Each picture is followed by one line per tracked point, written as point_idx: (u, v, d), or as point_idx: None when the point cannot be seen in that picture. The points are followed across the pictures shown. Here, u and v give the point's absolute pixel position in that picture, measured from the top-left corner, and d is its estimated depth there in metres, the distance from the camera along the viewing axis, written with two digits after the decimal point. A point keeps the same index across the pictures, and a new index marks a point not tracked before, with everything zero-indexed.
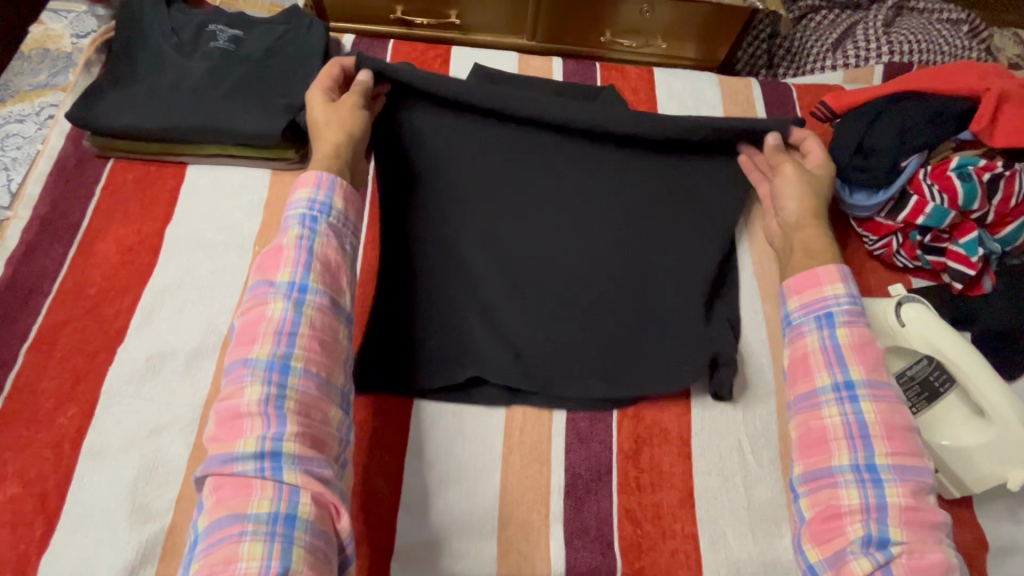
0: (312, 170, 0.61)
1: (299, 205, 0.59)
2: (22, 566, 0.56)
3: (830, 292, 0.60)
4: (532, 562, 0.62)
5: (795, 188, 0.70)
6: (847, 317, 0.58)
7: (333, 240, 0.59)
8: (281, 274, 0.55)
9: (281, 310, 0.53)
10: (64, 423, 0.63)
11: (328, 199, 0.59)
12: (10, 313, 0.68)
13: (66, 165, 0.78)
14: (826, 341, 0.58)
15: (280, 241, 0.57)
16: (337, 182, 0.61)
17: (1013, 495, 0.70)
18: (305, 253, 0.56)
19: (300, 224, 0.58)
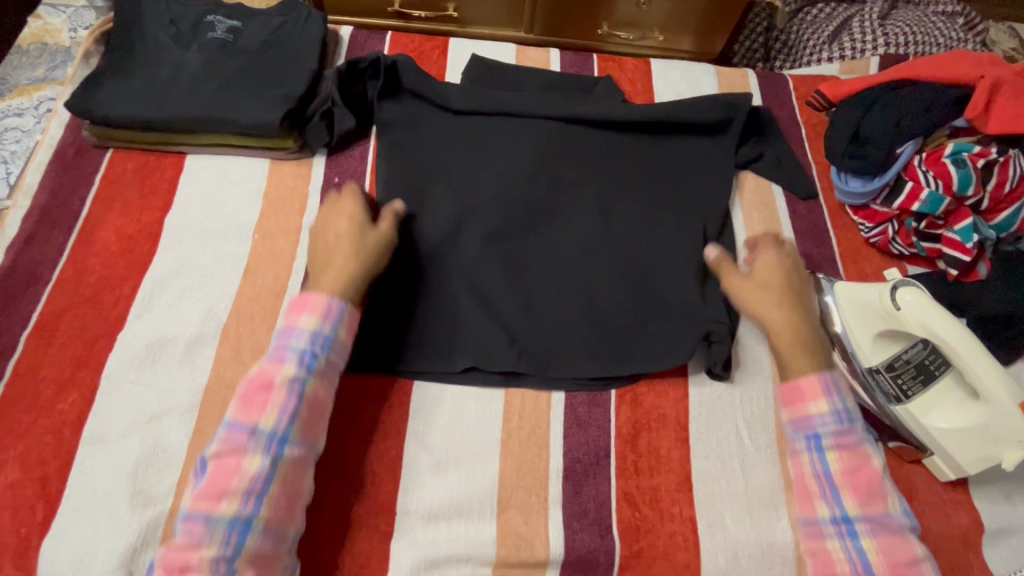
0: (319, 296, 0.62)
1: (300, 337, 0.60)
2: (24, 549, 0.57)
3: (820, 407, 0.62)
4: (531, 545, 0.62)
5: (759, 302, 0.69)
6: (837, 439, 0.61)
7: (326, 380, 0.61)
8: (264, 418, 0.56)
9: (257, 465, 0.54)
10: (64, 409, 0.63)
11: (330, 334, 0.61)
12: (11, 300, 0.68)
13: (65, 154, 0.78)
14: (818, 467, 0.61)
15: (271, 377, 0.58)
16: (346, 314, 0.63)
17: (1008, 477, 0.70)
18: (294, 397, 0.58)
19: (293, 360, 0.59)
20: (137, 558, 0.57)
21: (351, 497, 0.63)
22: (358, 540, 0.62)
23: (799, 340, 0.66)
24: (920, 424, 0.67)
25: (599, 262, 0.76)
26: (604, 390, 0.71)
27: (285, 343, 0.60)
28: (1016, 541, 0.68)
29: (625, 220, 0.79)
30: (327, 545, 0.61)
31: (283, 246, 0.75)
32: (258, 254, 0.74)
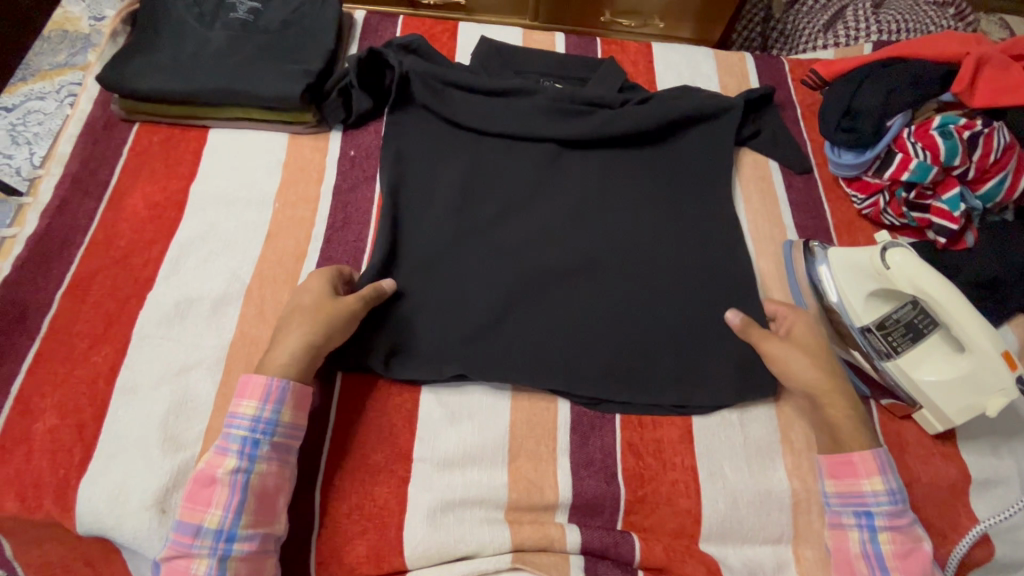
0: (259, 378, 0.62)
1: (242, 421, 0.60)
2: (63, 487, 0.60)
3: (879, 487, 0.63)
4: (541, 490, 0.66)
5: (800, 367, 0.67)
6: (891, 522, 0.63)
7: (275, 462, 0.60)
8: (208, 517, 0.57)
9: (204, 567, 0.56)
10: (97, 362, 0.66)
11: (274, 419, 0.61)
12: (46, 261, 0.72)
13: (95, 128, 0.82)
14: (868, 546, 0.63)
15: (214, 473, 0.58)
16: (289, 391, 0.62)
17: (995, 432, 0.73)
18: (235, 494, 0.58)
19: (233, 453, 0.59)
20: (169, 498, 0.61)
21: (372, 445, 0.67)
22: (378, 485, 0.65)
23: (842, 411, 0.66)
24: (910, 378, 0.70)
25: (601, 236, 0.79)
26: None
27: (229, 432, 0.60)
28: (1003, 491, 0.71)
29: (627, 191, 0.82)
30: (349, 488, 0.65)
31: (303, 214, 0.79)
32: (279, 221, 0.78)
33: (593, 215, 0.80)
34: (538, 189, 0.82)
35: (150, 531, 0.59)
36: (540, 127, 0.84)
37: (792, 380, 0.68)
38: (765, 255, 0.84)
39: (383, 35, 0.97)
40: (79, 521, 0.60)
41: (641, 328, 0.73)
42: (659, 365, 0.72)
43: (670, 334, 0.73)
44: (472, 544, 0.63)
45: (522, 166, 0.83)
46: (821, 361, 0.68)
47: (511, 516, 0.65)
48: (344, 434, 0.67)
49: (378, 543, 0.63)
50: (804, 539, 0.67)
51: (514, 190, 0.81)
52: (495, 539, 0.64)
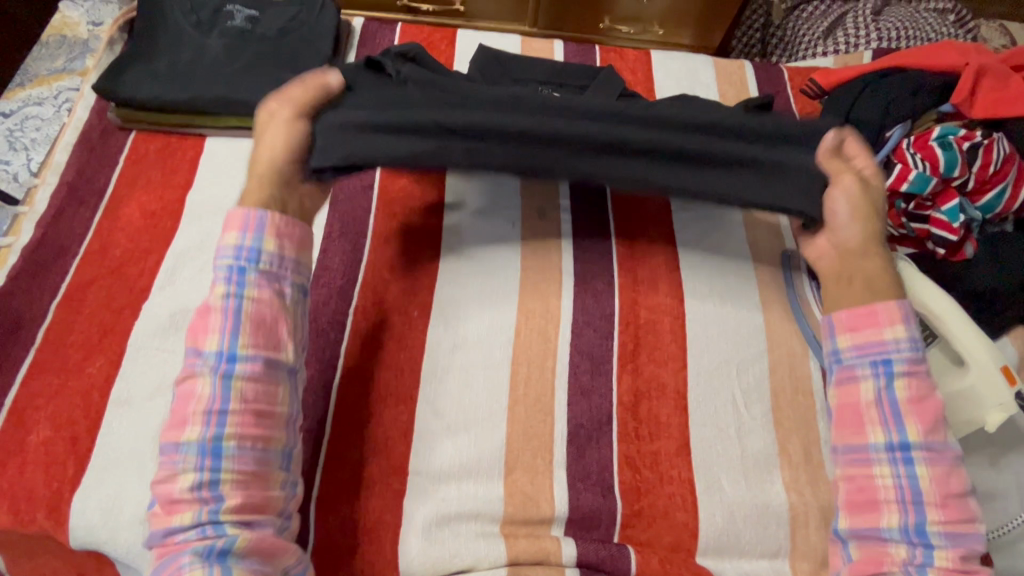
0: (239, 210, 0.61)
1: (228, 252, 0.61)
2: (56, 501, 0.60)
3: (892, 333, 0.63)
4: (537, 502, 0.66)
5: (854, 218, 0.68)
6: (907, 368, 0.62)
7: (266, 288, 0.60)
8: (210, 342, 0.58)
9: (209, 387, 0.57)
10: (92, 372, 0.66)
11: (261, 243, 0.60)
12: (41, 271, 0.72)
13: (92, 136, 0.82)
14: (883, 390, 0.62)
15: (209, 304, 0.59)
16: (270, 218, 0.61)
17: (994, 445, 0.73)
18: (231, 332, 0.58)
19: (223, 303, 0.59)
20: None
21: (367, 458, 0.67)
22: (373, 498, 0.65)
23: (880, 266, 0.67)
24: None
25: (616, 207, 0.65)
26: (607, 362, 0.73)
27: (222, 253, 0.61)
28: (1003, 505, 0.70)
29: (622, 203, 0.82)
30: (344, 502, 0.64)
31: None
32: None
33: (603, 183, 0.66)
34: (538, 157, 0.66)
35: (143, 545, 0.59)
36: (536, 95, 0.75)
37: (844, 223, 0.68)
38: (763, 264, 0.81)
39: (381, 43, 0.96)
40: (73, 534, 0.59)
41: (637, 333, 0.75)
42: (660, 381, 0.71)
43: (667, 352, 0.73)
44: (467, 558, 0.63)
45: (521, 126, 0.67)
46: (872, 215, 0.68)
47: (507, 529, 0.65)
48: (340, 448, 0.67)
49: (373, 557, 0.63)
50: (801, 553, 0.67)
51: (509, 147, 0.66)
52: (490, 553, 0.63)
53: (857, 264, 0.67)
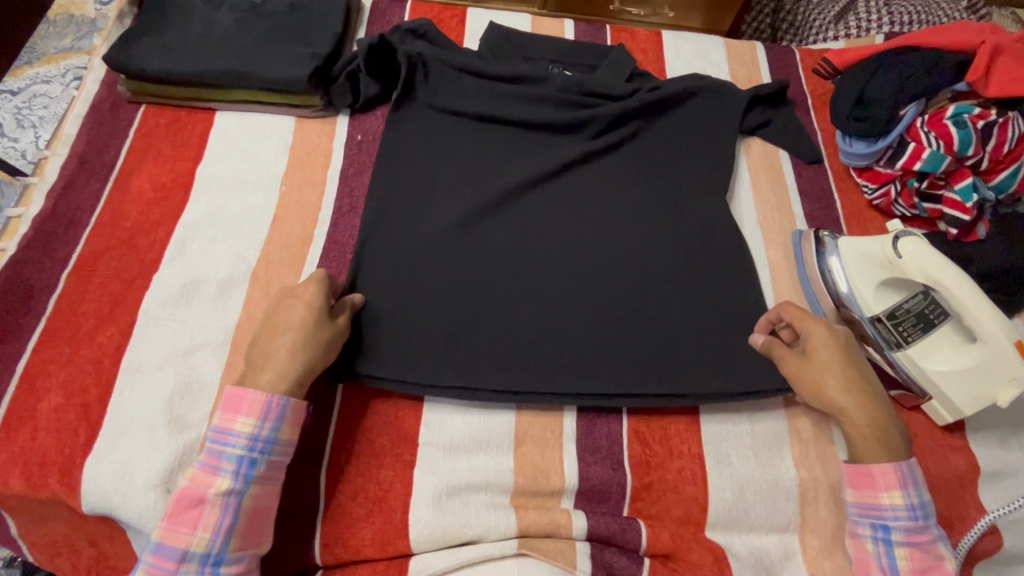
0: (255, 397, 0.58)
1: (237, 438, 0.57)
2: (68, 467, 0.60)
3: (892, 502, 0.61)
4: (547, 475, 0.65)
5: (844, 393, 0.64)
6: (908, 536, 0.61)
7: (268, 484, 0.58)
8: (196, 540, 0.55)
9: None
10: (103, 342, 0.66)
11: (269, 447, 0.58)
12: (52, 242, 0.71)
13: (101, 108, 0.82)
14: (884, 559, 0.62)
15: (203, 493, 0.56)
16: (286, 414, 0.59)
17: (1004, 424, 0.73)
18: (224, 520, 0.56)
19: (219, 495, 0.56)
20: (175, 477, 0.60)
21: (377, 428, 0.67)
22: (384, 469, 0.65)
23: (872, 396, 0.64)
24: (920, 369, 0.70)
25: (598, 243, 0.78)
26: None
27: (222, 443, 0.57)
28: (1010, 483, 0.70)
29: (629, 182, 0.83)
30: (356, 471, 0.65)
31: (310, 197, 0.78)
32: (286, 204, 0.77)
33: (584, 222, 0.79)
34: (536, 202, 0.80)
35: (154, 511, 0.59)
36: (546, 145, 0.86)
37: (834, 400, 0.64)
38: (773, 245, 0.83)
39: (391, 20, 0.96)
40: (84, 499, 0.59)
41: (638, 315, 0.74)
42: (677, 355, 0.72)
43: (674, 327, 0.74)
44: (477, 528, 0.63)
45: (521, 172, 0.81)
46: (857, 379, 0.64)
47: (517, 501, 0.65)
48: (349, 417, 0.67)
49: (384, 526, 0.62)
50: (811, 528, 0.67)
51: (514, 269, 0.75)
52: (500, 524, 0.63)
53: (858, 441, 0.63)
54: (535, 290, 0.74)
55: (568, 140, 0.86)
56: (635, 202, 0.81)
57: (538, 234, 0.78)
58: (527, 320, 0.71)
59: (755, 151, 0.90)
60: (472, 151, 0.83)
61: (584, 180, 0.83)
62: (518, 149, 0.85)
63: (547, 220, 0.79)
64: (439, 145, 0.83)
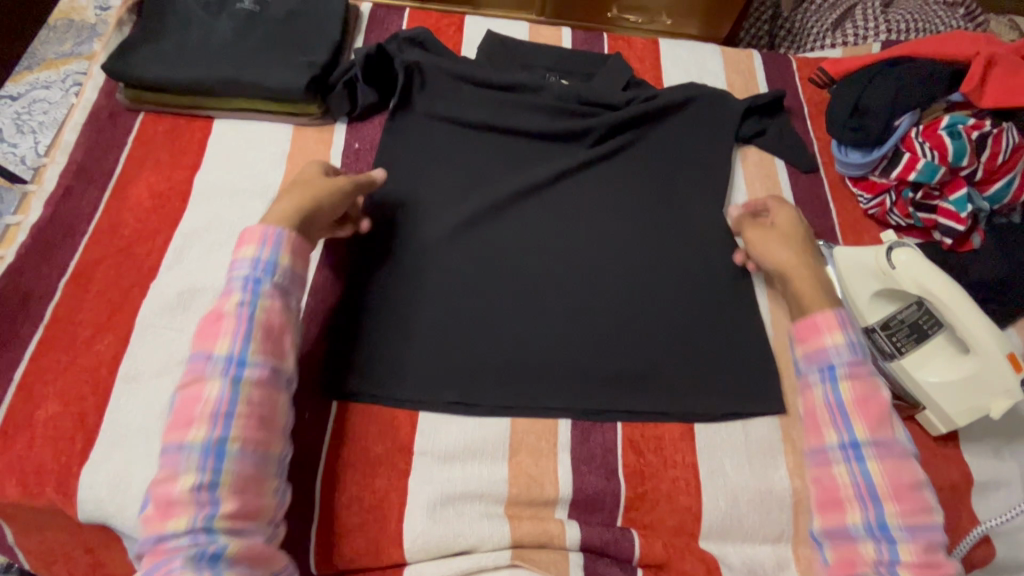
0: (257, 227, 0.64)
1: (242, 265, 0.62)
2: (64, 476, 0.60)
3: (832, 343, 0.63)
4: (541, 485, 0.66)
5: (771, 243, 0.73)
6: (850, 366, 0.62)
7: (277, 300, 0.61)
8: (219, 346, 0.58)
9: (216, 390, 0.56)
10: (100, 350, 0.66)
11: (274, 257, 0.62)
12: (50, 249, 0.72)
13: (100, 116, 0.82)
14: (858, 477, 0.59)
15: (220, 309, 0.60)
16: (286, 237, 0.64)
17: (998, 434, 0.73)
18: (239, 343, 0.58)
19: (233, 314, 0.59)
20: None
21: (372, 438, 0.67)
22: (379, 479, 0.65)
23: (810, 284, 0.69)
24: (914, 380, 0.70)
25: (594, 251, 0.78)
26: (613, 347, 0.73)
27: (235, 261, 0.62)
28: (1003, 494, 0.71)
29: (625, 190, 0.84)
30: (350, 481, 0.65)
31: None
32: None
33: (580, 231, 0.80)
34: (533, 208, 0.81)
35: None
36: (544, 153, 0.86)
37: (764, 255, 0.73)
38: None
39: (389, 28, 0.96)
40: (80, 508, 0.60)
41: (634, 324, 0.74)
42: (672, 363, 0.73)
43: (669, 336, 0.74)
44: (470, 538, 0.63)
45: (519, 181, 0.82)
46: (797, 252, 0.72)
47: (511, 511, 0.65)
48: (345, 427, 0.67)
49: (378, 536, 0.63)
50: (803, 539, 0.67)
51: (511, 279, 0.75)
52: (494, 534, 0.63)
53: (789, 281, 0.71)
54: (532, 300, 0.74)
55: (566, 149, 0.87)
56: (632, 211, 0.82)
57: (535, 243, 0.78)
58: (523, 330, 0.72)
59: (752, 161, 0.90)
60: (470, 158, 0.84)
61: (580, 189, 0.83)
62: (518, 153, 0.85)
63: (544, 229, 0.80)
64: (438, 153, 0.83)
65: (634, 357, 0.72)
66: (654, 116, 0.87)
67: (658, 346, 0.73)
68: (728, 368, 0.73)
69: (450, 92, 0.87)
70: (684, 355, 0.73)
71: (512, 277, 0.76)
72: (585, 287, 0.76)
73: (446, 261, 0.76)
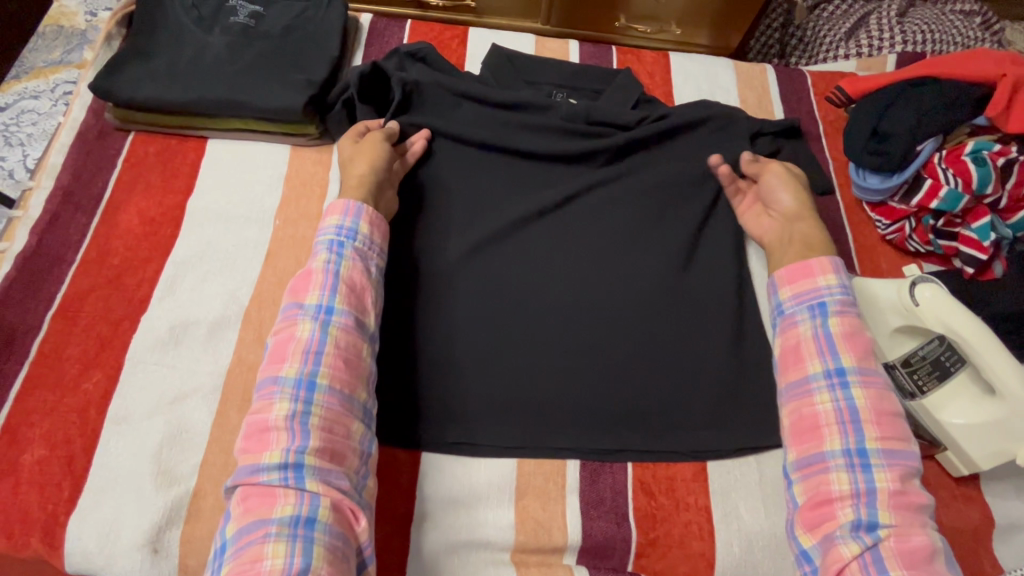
0: (340, 200, 0.69)
1: (328, 231, 0.67)
2: (50, 525, 0.57)
3: (823, 281, 0.66)
4: (549, 530, 0.63)
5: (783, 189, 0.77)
6: (839, 305, 0.65)
7: (358, 263, 0.65)
8: (310, 296, 0.62)
9: (308, 331, 0.60)
10: (89, 388, 0.63)
11: (357, 224, 0.67)
12: (36, 280, 0.69)
13: (88, 136, 0.79)
14: (840, 402, 0.60)
15: (309, 266, 0.64)
16: (365, 208, 0.69)
17: (1021, 474, 0.70)
18: (328, 292, 0.62)
19: (322, 267, 0.64)
20: (162, 536, 0.58)
21: None
22: (379, 523, 0.63)
23: (817, 228, 0.74)
24: (937, 419, 0.67)
25: (602, 280, 0.75)
26: (624, 383, 0.70)
27: (324, 232, 0.67)
28: None
29: (636, 215, 0.80)
30: None
31: (304, 231, 0.76)
32: (279, 239, 0.75)
33: (589, 259, 0.77)
34: (539, 234, 0.78)
35: (141, 571, 0.57)
36: (551, 175, 0.83)
37: (779, 196, 0.77)
38: None
39: (390, 41, 0.93)
40: (68, 559, 0.57)
41: (645, 358, 0.71)
42: (685, 400, 0.70)
43: (682, 371, 0.71)
44: None
45: (526, 205, 0.79)
46: (801, 197, 0.77)
47: (518, 557, 0.63)
48: None
49: None
50: None
51: (517, 311, 0.72)
52: None
53: (795, 227, 0.75)
54: (540, 332, 0.72)
55: (573, 170, 0.83)
56: (641, 238, 0.79)
57: (542, 270, 0.75)
58: (529, 365, 0.70)
59: None
60: (475, 180, 0.81)
61: (588, 213, 0.80)
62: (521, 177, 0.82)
63: (551, 255, 0.77)
64: (441, 176, 0.81)
65: (644, 394, 0.70)
66: (662, 138, 0.84)
67: (669, 381, 0.70)
68: (742, 405, 0.70)
69: (445, 108, 0.84)
70: (697, 391, 0.70)
71: (517, 308, 0.73)
72: (594, 318, 0.73)
73: (450, 292, 0.73)
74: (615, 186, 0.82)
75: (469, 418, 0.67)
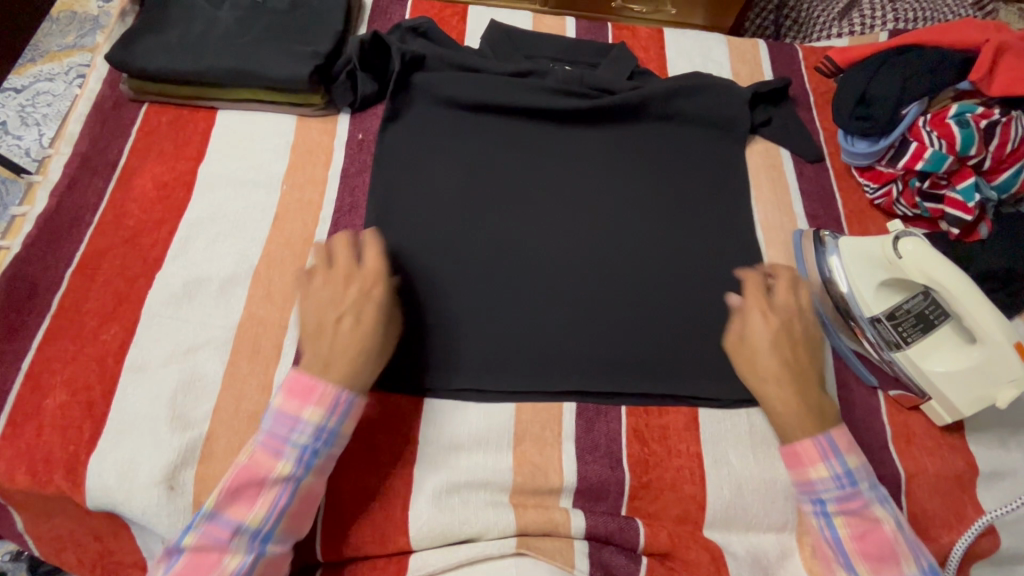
0: (327, 387, 0.59)
1: (306, 426, 0.58)
2: (72, 463, 0.61)
3: (819, 474, 0.62)
4: (546, 474, 0.66)
5: (765, 360, 0.66)
6: (831, 485, 0.62)
7: (326, 468, 0.60)
8: (252, 517, 0.56)
9: (237, 564, 0.56)
10: (107, 340, 0.67)
11: (334, 420, 0.59)
12: (56, 239, 0.72)
13: (104, 107, 0.82)
14: None
15: (266, 472, 0.57)
16: (352, 406, 0.60)
17: (1003, 424, 0.73)
18: (276, 511, 0.57)
19: (282, 476, 0.57)
20: (178, 475, 0.61)
21: (378, 427, 0.67)
22: (384, 466, 0.66)
23: (799, 415, 0.64)
24: (920, 369, 0.70)
25: (596, 241, 0.78)
26: (618, 338, 0.72)
27: (290, 420, 0.58)
28: (1008, 484, 0.71)
29: (630, 180, 0.83)
30: (357, 470, 0.65)
31: (310, 196, 0.79)
32: (286, 203, 0.78)
33: (583, 221, 0.79)
34: (536, 198, 0.80)
35: (158, 506, 0.60)
36: (549, 140, 0.85)
37: (751, 373, 0.67)
38: (775, 245, 0.83)
39: (393, 17, 0.96)
40: (89, 496, 0.60)
41: (640, 314, 0.74)
42: (677, 353, 0.72)
43: (676, 326, 0.73)
44: (475, 526, 0.64)
45: (524, 172, 0.82)
46: (790, 361, 0.66)
47: (516, 499, 0.66)
48: None
49: (383, 523, 0.63)
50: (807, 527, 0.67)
51: (514, 271, 0.75)
52: (500, 522, 0.64)
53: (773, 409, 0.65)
54: (536, 290, 0.74)
55: (570, 137, 0.85)
56: (634, 202, 0.81)
57: (539, 231, 0.78)
58: (525, 322, 0.72)
59: (758, 149, 0.90)
60: (474, 145, 0.83)
61: (583, 178, 0.82)
62: (519, 143, 0.84)
63: (548, 217, 0.79)
64: (438, 140, 0.82)
65: (639, 347, 0.72)
66: (651, 101, 0.86)
67: (663, 336, 0.73)
68: None
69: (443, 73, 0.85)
70: (689, 346, 0.73)
71: (514, 266, 0.75)
72: (589, 277, 0.75)
73: (450, 251, 0.75)
74: (610, 154, 0.85)
75: (471, 375, 0.69)
